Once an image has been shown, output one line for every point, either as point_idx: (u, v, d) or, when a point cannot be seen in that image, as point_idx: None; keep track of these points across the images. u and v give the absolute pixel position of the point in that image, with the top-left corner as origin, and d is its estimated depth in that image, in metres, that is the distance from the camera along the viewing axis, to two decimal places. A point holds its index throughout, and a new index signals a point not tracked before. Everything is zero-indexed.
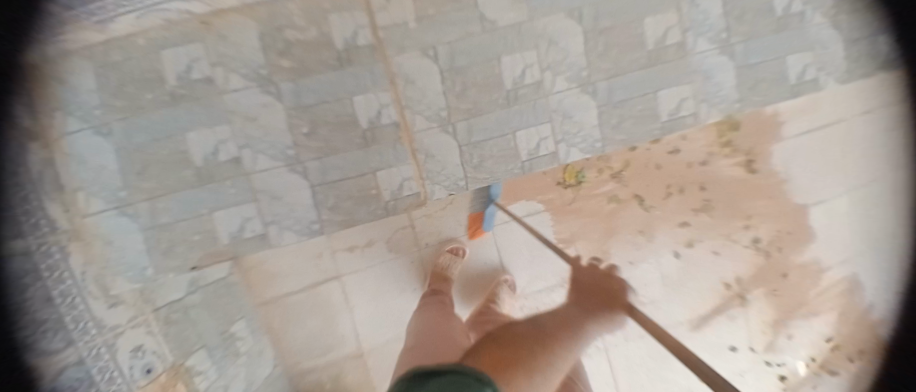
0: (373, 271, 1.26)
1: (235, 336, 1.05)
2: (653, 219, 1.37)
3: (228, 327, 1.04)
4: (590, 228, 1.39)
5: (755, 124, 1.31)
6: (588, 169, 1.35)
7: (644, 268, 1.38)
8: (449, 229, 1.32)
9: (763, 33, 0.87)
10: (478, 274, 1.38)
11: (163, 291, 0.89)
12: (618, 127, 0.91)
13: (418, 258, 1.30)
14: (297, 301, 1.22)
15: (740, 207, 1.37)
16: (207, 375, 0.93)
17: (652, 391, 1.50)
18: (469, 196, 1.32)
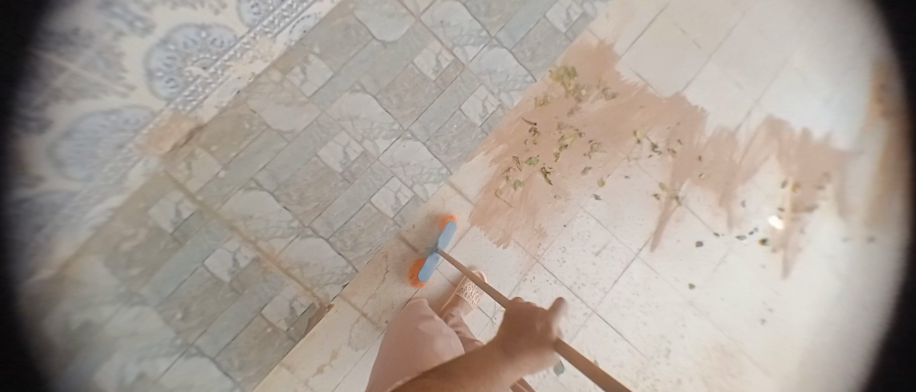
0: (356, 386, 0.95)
1: None
2: (559, 180, 1.44)
3: None
4: (513, 218, 1.42)
5: (590, 59, 1.43)
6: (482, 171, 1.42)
7: (577, 224, 1.45)
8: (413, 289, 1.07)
9: (515, 11, 0.97)
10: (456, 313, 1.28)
11: None
12: (449, 151, 0.98)
13: None
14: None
15: (624, 128, 1.46)
16: None
17: (653, 319, 1.49)
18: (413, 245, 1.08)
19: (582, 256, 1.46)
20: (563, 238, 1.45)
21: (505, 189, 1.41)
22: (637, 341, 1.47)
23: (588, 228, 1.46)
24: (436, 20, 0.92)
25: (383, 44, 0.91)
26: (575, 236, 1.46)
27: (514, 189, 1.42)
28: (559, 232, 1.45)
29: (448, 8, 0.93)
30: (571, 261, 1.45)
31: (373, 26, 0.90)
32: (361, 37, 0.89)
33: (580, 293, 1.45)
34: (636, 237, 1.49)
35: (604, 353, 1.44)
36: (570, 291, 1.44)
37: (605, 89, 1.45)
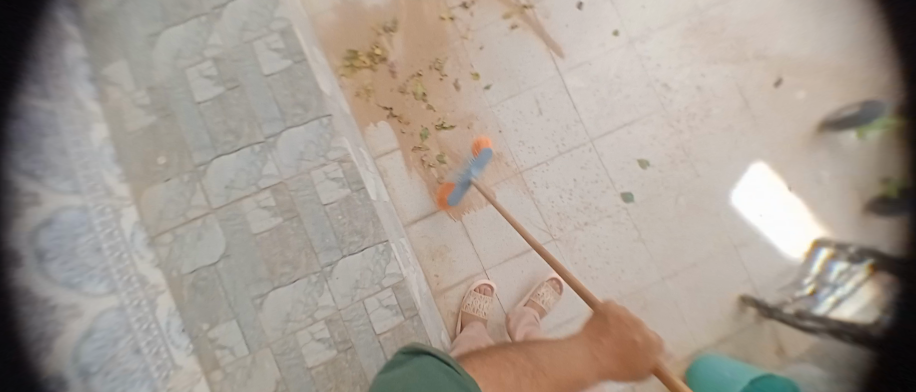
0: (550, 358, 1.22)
1: None
2: (453, 114, 1.37)
3: None
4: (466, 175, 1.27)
5: (347, 31, 1.37)
6: (414, 186, 1.36)
7: (504, 116, 1.38)
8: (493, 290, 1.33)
9: (250, 106, 0.89)
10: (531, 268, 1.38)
11: None
12: (362, 230, 0.87)
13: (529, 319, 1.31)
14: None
15: (431, 27, 1.38)
16: None
17: (632, 78, 1.39)
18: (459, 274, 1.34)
19: (538, 125, 1.39)
20: (512, 136, 1.39)
21: (442, 169, 1.37)
22: (648, 105, 1.38)
23: (515, 106, 1.39)
24: (225, 193, 0.86)
25: (228, 255, 0.85)
26: (515, 122, 1.39)
27: (444, 162, 1.36)
28: (504, 138, 1.38)
29: (219, 175, 0.87)
30: (537, 137, 1.39)
31: (207, 256, 0.85)
32: (213, 273, 0.85)
33: (573, 148, 1.39)
34: (545, 65, 1.40)
35: (642, 147, 1.37)
36: (566, 152, 1.39)
37: (386, 29, 1.37)
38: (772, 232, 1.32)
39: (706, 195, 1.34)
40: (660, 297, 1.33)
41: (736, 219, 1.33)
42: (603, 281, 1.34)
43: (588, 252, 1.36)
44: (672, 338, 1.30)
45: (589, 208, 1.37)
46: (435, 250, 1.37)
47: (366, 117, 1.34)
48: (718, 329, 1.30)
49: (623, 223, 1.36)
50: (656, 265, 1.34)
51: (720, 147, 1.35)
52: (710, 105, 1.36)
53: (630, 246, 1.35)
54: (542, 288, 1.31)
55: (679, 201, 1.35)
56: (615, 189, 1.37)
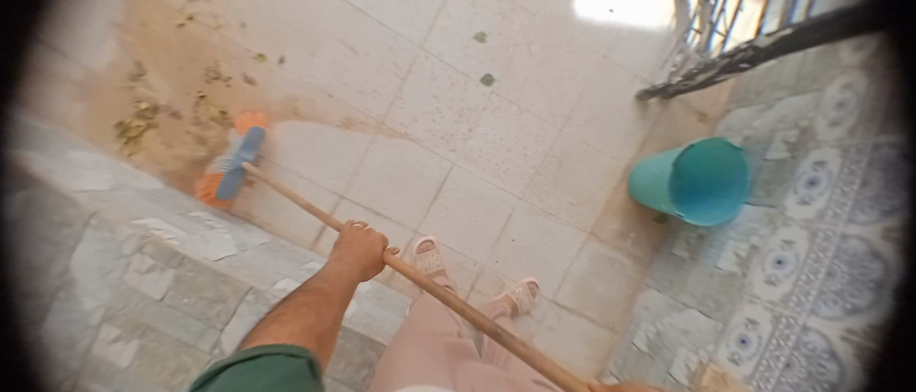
0: (521, 247, 1.37)
1: (650, 343, 1.22)
2: (270, 114, 1.17)
3: (645, 346, 1.22)
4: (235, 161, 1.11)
5: (95, 103, 1.10)
6: (293, 205, 1.20)
7: (323, 79, 1.16)
8: (440, 233, 1.32)
9: None
10: (458, 198, 1.32)
11: None
12: (216, 293, 0.81)
13: (488, 236, 1.36)
14: (592, 306, 1.37)
15: (177, 42, 1.14)
16: (685, 355, 1.06)
17: None
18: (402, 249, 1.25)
19: (364, 63, 1.17)
20: (348, 92, 1.17)
21: (303, 172, 1.18)
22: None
23: (324, 59, 1.17)
24: None
25: None
26: (341, 79, 1.17)
27: (306, 166, 1.18)
28: (343, 102, 1.17)
29: None
30: (372, 77, 1.17)
31: None
32: None
33: (410, 65, 1.19)
34: None
35: (470, 21, 1.20)
36: (411, 71, 1.19)
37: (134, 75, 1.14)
38: (627, 20, 1.26)
39: (555, 23, 1.24)
40: (570, 145, 1.33)
41: (592, 31, 1.25)
42: (515, 167, 1.34)
43: (489, 153, 1.32)
44: (600, 171, 1.33)
45: (464, 112, 1.26)
46: None
47: (195, 178, 1.17)
48: (632, 137, 1.30)
49: (501, 104, 1.28)
50: (549, 120, 1.31)
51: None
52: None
53: (519, 120, 1.30)
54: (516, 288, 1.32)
55: (535, 46, 1.24)
56: (478, 77, 1.24)
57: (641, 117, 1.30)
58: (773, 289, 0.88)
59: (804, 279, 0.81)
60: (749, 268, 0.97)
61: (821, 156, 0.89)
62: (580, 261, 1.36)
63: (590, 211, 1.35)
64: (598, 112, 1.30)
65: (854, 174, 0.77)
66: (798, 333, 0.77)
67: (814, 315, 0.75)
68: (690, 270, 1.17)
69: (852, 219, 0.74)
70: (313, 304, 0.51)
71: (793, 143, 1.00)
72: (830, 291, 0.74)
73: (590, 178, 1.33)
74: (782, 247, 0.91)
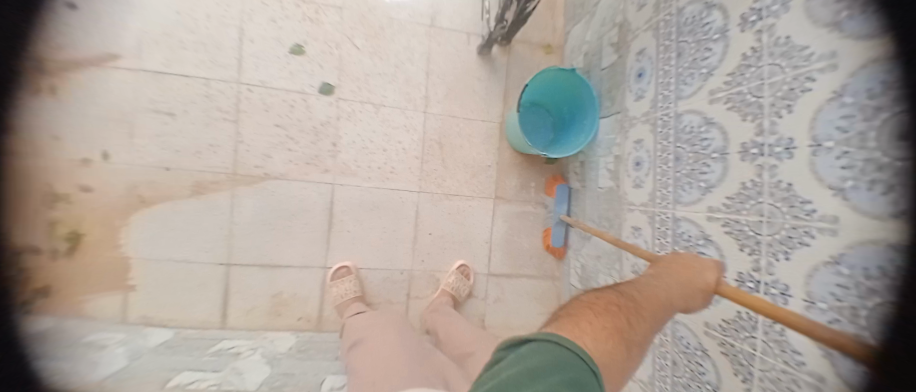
0: (438, 239, 1.31)
1: (581, 278, 1.21)
2: (111, 213, 1.07)
3: (580, 284, 1.21)
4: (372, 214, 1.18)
5: None
6: (177, 294, 1.13)
7: (150, 157, 1.07)
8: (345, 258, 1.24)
9: None
10: (348, 216, 1.24)
11: None
12: None
13: (397, 240, 1.29)
14: (525, 264, 1.34)
15: None
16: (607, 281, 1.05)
17: None
18: (308, 289, 1.21)
19: (183, 124, 1.08)
20: (182, 161, 1.09)
21: (173, 256, 1.12)
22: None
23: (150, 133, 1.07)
24: None
25: None
26: (167, 151, 1.08)
27: (170, 250, 1.12)
28: (179, 172, 1.09)
29: None
30: (199, 134, 1.09)
31: None
32: None
33: (236, 105, 1.11)
34: (109, 72, 1.04)
35: (279, 39, 1.12)
36: (236, 113, 1.11)
37: None
38: None
39: (369, 11, 1.18)
40: (442, 121, 1.28)
41: (407, 5, 1.21)
42: (400, 163, 1.27)
43: (366, 161, 1.25)
44: (479, 137, 1.29)
45: (317, 130, 1.18)
46: (275, 304, 1.19)
47: (107, 287, 1.07)
48: (489, 92, 1.28)
49: (353, 109, 1.21)
50: (409, 104, 1.26)
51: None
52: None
53: (381, 115, 1.24)
54: (451, 279, 1.26)
55: (360, 41, 1.19)
56: (313, 93, 1.16)
57: (487, 70, 1.27)
58: (639, 191, 0.88)
59: (659, 172, 0.80)
60: (619, 179, 0.95)
61: (639, 45, 0.86)
62: (497, 228, 1.31)
63: (486, 176, 1.30)
64: (450, 80, 1.25)
65: (667, 50, 0.76)
66: (670, 226, 0.77)
67: (676, 202, 0.75)
68: (583, 197, 1.15)
69: (679, 96, 0.74)
70: (622, 306, 0.45)
71: (615, 43, 0.96)
72: (681, 174, 0.74)
73: (471, 145, 1.29)
74: (635, 147, 0.89)
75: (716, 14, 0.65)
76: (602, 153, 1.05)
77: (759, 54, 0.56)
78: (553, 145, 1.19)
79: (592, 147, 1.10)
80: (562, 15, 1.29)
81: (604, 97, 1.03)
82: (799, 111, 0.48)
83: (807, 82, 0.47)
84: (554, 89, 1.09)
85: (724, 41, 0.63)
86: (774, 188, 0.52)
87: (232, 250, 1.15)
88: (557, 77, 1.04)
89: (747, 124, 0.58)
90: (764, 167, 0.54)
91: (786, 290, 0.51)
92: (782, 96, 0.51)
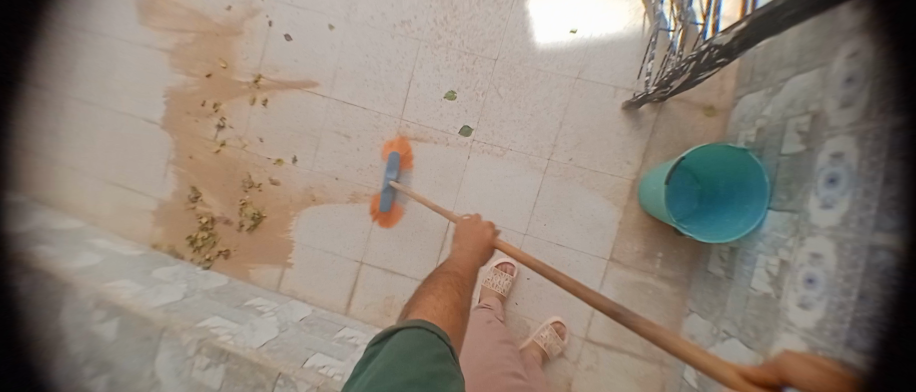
0: (540, 288, 1.30)
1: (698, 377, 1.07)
2: (289, 206, 1.35)
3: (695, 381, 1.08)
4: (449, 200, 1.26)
5: (181, 224, 1.44)
6: (317, 280, 1.35)
7: (325, 165, 1.32)
8: None
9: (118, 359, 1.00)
10: None
11: None
12: (251, 376, 0.95)
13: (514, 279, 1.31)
14: (628, 335, 1.25)
15: (213, 165, 1.41)
16: None
17: (377, 38, 1.29)
18: None
19: (357, 144, 1.30)
20: (345, 173, 1.32)
21: (324, 246, 1.34)
22: (407, 44, 1.28)
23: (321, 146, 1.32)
24: None
25: None
26: (337, 164, 1.32)
27: (321, 243, 1.34)
28: (341, 181, 1.32)
29: None
30: (364, 154, 1.31)
31: None
32: None
33: (397, 136, 1.30)
34: (313, 98, 1.32)
35: (438, 84, 1.28)
36: (394, 141, 1.30)
37: (193, 200, 1.43)
38: (591, 34, 1.22)
39: (518, 63, 1.26)
40: (566, 168, 1.27)
41: (557, 56, 1.24)
42: (513, 208, 1.31)
43: (489, 199, 1.31)
44: (602, 193, 1.25)
45: (455, 165, 1.31)
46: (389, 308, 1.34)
47: (274, 260, 1.37)
48: (626, 150, 1.22)
49: (488, 150, 1.30)
50: (536, 151, 1.28)
51: (488, 14, 1.26)
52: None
53: (504, 158, 1.30)
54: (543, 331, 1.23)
55: (503, 89, 1.28)
56: (458, 131, 1.30)
57: (630, 128, 1.22)
58: (806, 313, 0.75)
59: (838, 299, 0.68)
60: (781, 289, 0.84)
61: (837, 147, 0.74)
62: (604, 289, 1.26)
63: (603, 235, 1.26)
64: (586, 134, 1.25)
65: (875, 169, 0.62)
66: (832, 367, 0.65)
67: (847, 344, 0.63)
68: (726, 291, 1.06)
69: (880, 227, 0.60)
70: (455, 283, 0.69)
71: (805, 133, 0.84)
72: (863, 315, 0.61)
73: (595, 202, 1.26)
74: (809, 261, 0.78)
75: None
76: (763, 251, 0.94)
77: None
78: (700, 219, 1.12)
79: (751, 239, 0.98)
80: (732, 82, 1.17)
81: (778, 188, 0.92)
82: None
83: None
84: (718, 161, 1.01)
85: None
86: None
87: (368, 254, 1.33)
88: (724, 152, 0.97)
89: None
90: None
91: None
92: None
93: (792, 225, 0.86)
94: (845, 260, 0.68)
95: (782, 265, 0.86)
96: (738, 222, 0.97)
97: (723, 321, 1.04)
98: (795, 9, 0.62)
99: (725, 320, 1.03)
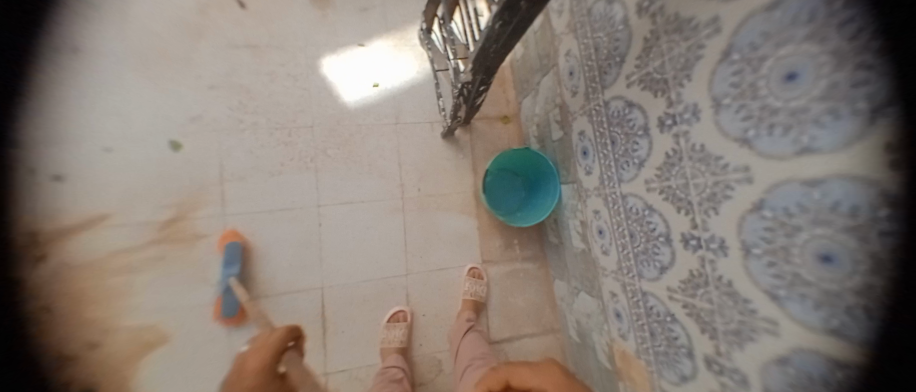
0: (438, 323, 1.27)
1: (578, 335, 1.20)
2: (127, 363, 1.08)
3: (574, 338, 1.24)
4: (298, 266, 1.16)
5: None
6: None
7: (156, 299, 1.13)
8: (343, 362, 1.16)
9: None
10: (341, 317, 1.19)
11: None
12: None
13: (419, 315, 1.26)
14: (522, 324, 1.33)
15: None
16: (597, 338, 1.06)
17: (166, 141, 1.13)
18: None
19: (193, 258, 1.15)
20: (180, 295, 1.14)
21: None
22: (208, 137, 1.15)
23: (148, 282, 1.13)
24: None
25: None
26: (169, 288, 1.14)
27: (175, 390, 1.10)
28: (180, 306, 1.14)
29: None
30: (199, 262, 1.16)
31: None
32: None
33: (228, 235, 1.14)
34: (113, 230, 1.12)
35: (257, 164, 1.16)
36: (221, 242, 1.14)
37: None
38: (393, 81, 1.26)
39: (337, 122, 1.21)
40: (421, 200, 1.28)
41: (370, 109, 1.23)
42: (387, 259, 1.24)
43: (351, 259, 1.20)
44: (457, 208, 1.32)
45: (307, 242, 1.17)
46: None
47: None
48: (458, 166, 1.30)
49: (337, 210, 1.19)
50: (392, 195, 1.25)
51: (284, 84, 1.19)
52: (239, 72, 1.17)
53: (353, 216, 1.21)
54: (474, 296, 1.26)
55: (332, 150, 1.20)
56: (285, 202, 1.16)
57: (453, 149, 1.30)
58: (609, 258, 0.92)
59: (620, 244, 0.85)
60: (590, 243, 1.00)
61: (579, 127, 0.91)
62: (494, 293, 1.33)
63: (471, 247, 1.34)
64: (419, 163, 1.27)
65: (604, 136, 0.80)
66: (640, 295, 0.82)
67: (640, 275, 0.80)
68: (564, 255, 1.20)
69: (621, 179, 0.78)
70: None
71: (559, 121, 1.00)
72: (637, 249, 0.79)
73: (450, 221, 1.32)
74: (595, 217, 0.93)
75: (638, 112, 0.68)
76: (570, 216, 1.08)
77: (679, 156, 0.60)
78: (528, 204, 1.26)
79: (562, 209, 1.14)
80: (512, 88, 1.33)
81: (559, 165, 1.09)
82: (725, 215, 0.53)
83: (727, 190, 0.52)
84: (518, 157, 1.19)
85: (648, 138, 0.67)
86: (717, 280, 0.58)
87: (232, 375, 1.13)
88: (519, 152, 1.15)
89: (682, 217, 0.63)
90: (705, 259, 0.60)
91: (744, 377, 0.56)
92: (707, 197, 0.56)
93: (577, 192, 1.01)
94: (610, 207, 0.85)
95: (584, 225, 1.01)
96: (546, 205, 1.15)
97: (571, 282, 1.19)
98: (495, 46, 0.77)
99: (573, 281, 1.18)
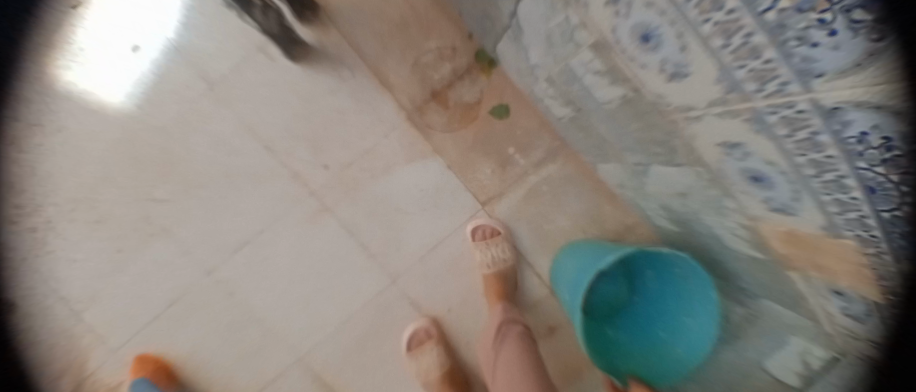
0: (473, 312, 0.86)
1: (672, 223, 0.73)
2: None
3: (667, 229, 0.76)
4: (254, 351, 0.81)
5: None
6: None
7: None
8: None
9: None
10: (351, 372, 0.83)
11: (765, 308, 0.67)
12: None
13: (442, 318, 0.86)
14: None
15: None
16: (719, 218, 0.57)
17: None
18: None
19: None
20: None
21: None
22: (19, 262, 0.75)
23: None
24: None
25: None
26: None
27: None
28: None
29: None
30: None
31: None
32: None
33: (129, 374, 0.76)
34: None
35: (101, 264, 0.76)
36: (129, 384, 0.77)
37: None
38: (155, 23, 0.71)
39: (132, 146, 0.72)
40: (337, 178, 0.78)
41: (158, 91, 0.71)
42: (352, 280, 0.83)
43: (309, 307, 0.82)
44: (402, 152, 0.80)
45: (238, 320, 0.80)
46: None
47: None
48: (352, 95, 0.75)
49: (246, 261, 0.78)
50: (294, 198, 0.77)
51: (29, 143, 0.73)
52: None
53: (262, 258, 0.79)
54: (494, 262, 0.80)
55: (162, 187, 0.73)
56: (178, 288, 0.77)
57: (325, 72, 0.73)
58: (688, 77, 0.37)
59: (711, 28, 0.29)
60: (627, 77, 0.45)
61: None
62: (521, 238, 0.85)
63: (455, 194, 0.83)
64: (299, 124, 0.74)
65: None
66: (817, 123, 0.27)
67: (801, 78, 0.25)
68: (588, 125, 0.66)
69: None
70: None
71: None
72: (772, 5, 0.22)
73: (403, 177, 0.81)
74: (617, 15, 0.39)
75: None
76: (564, 49, 0.53)
77: None
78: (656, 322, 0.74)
79: (542, 48, 0.58)
80: None
81: None
82: None
83: None
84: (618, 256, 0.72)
85: None
86: None
87: None
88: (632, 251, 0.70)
89: None
90: None
91: None
92: None
93: None
94: None
95: (596, 48, 0.46)
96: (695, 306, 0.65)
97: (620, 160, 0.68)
98: None
99: (622, 159, 0.67)
